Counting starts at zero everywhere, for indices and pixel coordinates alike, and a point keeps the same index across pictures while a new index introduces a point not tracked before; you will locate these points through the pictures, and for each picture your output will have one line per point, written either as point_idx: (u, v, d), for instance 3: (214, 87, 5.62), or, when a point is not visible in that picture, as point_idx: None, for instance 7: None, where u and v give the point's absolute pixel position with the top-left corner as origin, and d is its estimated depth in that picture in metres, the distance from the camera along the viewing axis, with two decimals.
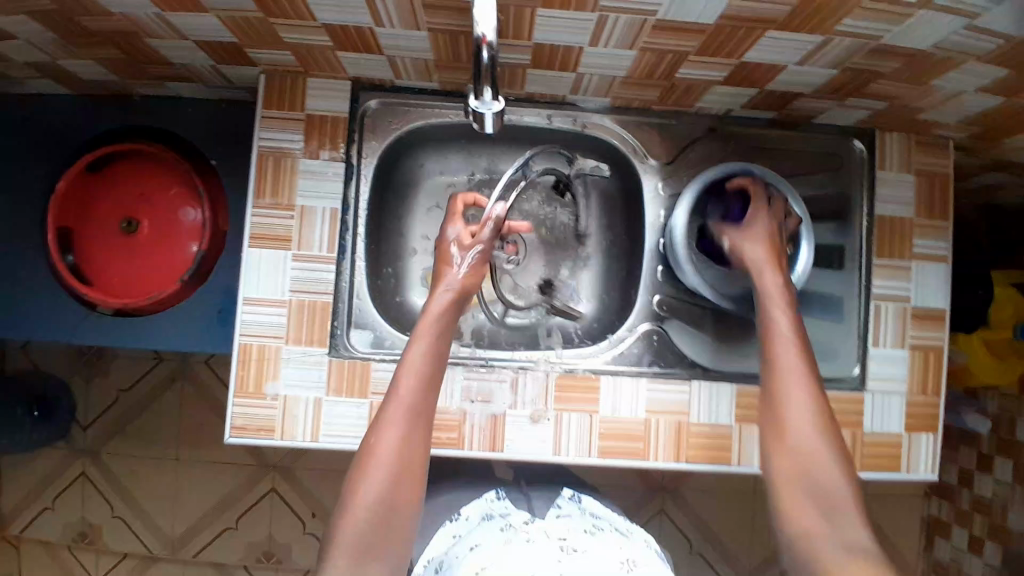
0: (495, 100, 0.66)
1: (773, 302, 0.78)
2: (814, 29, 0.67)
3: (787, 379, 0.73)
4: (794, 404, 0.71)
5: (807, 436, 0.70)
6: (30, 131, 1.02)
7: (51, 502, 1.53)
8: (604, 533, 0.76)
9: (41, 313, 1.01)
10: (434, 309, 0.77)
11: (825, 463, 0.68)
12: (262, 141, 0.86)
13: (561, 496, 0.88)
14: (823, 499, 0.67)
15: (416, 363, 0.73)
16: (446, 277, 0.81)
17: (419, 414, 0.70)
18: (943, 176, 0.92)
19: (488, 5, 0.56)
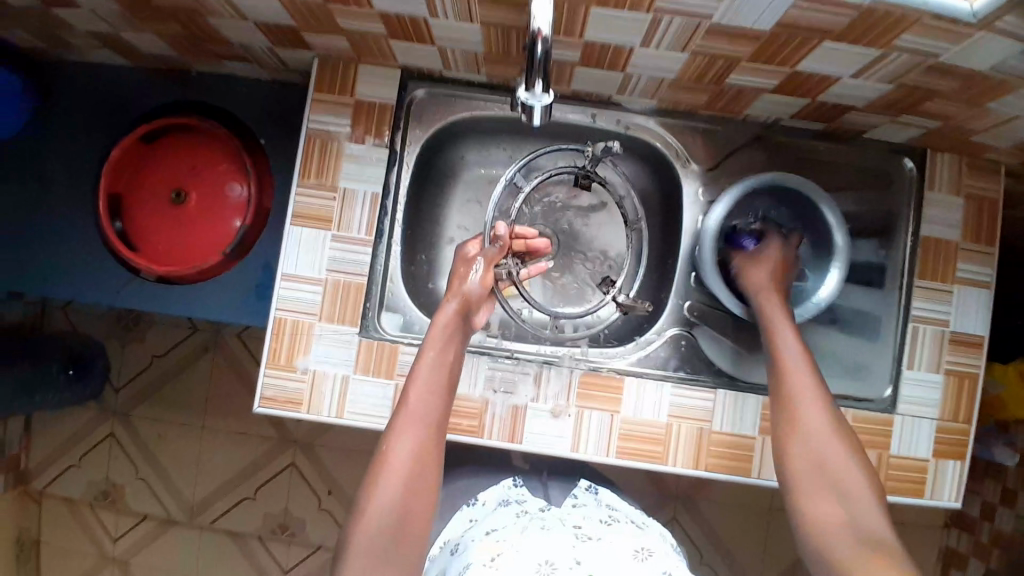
0: (545, 94, 0.66)
1: (778, 322, 0.80)
2: (872, 42, 0.66)
3: (798, 388, 0.75)
4: (807, 416, 0.73)
5: (821, 443, 0.72)
6: (90, 100, 1.06)
7: (80, 459, 1.59)
8: (620, 524, 0.79)
9: (88, 275, 1.05)
10: (441, 319, 0.80)
11: (841, 471, 0.70)
12: (310, 123, 0.88)
13: (577, 486, 0.91)
14: (840, 501, 0.69)
15: (428, 372, 0.76)
16: (455, 288, 0.83)
17: (432, 421, 0.73)
18: (992, 201, 0.90)
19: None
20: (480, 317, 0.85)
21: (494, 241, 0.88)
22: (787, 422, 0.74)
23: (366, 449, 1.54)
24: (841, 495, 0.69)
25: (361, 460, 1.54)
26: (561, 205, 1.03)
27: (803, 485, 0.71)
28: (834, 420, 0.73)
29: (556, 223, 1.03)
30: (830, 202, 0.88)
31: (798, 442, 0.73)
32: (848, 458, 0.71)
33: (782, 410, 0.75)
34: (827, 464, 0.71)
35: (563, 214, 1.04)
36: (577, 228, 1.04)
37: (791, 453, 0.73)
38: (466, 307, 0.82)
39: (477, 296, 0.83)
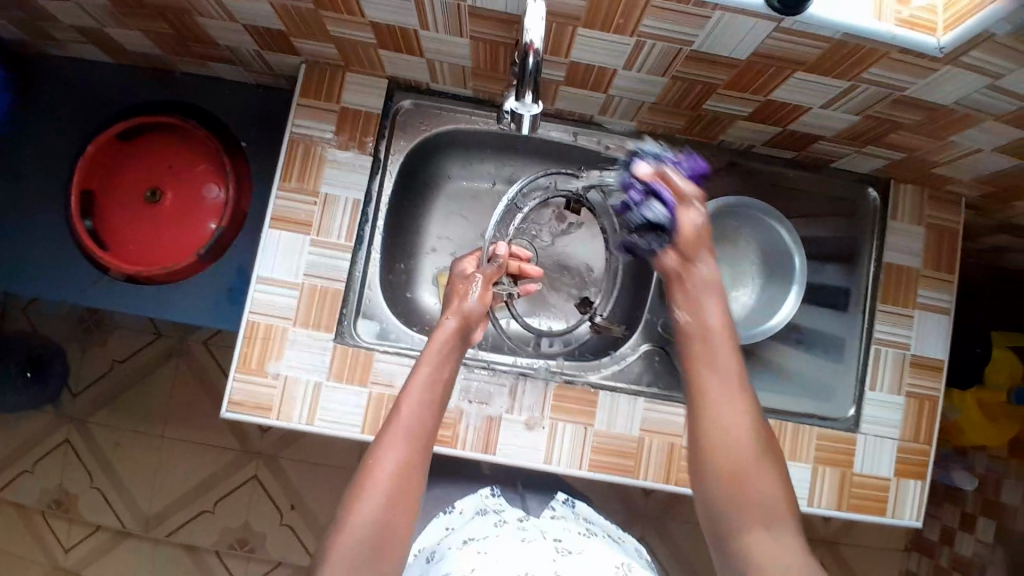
0: (534, 104, 0.68)
1: (709, 290, 0.79)
2: (842, 74, 0.70)
3: (718, 394, 0.72)
4: (727, 425, 0.70)
5: (739, 454, 0.68)
6: (67, 94, 1.04)
7: (31, 466, 1.52)
8: (595, 536, 0.81)
9: (55, 271, 1.02)
10: (439, 335, 0.78)
11: (760, 480, 0.67)
12: (294, 127, 0.88)
13: (555, 499, 0.93)
14: (765, 520, 0.65)
15: (421, 386, 0.74)
16: (455, 304, 0.82)
17: (418, 435, 0.71)
18: (950, 231, 0.94)
19: (538, 14, 0.59)
20: (478, 335, 0.84)
21: (489, 259, 0.89)
22: (708, 432, 0.70)
23: (335, 463, 1.51)
24: (766, 516, 0.65)
25: (330, 473, 1.51)
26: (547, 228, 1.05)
27: (725, 505, 0.67)
28: (757, 433, 0.70)
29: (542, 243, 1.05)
30: (781, 219, 0.93)
31: (719, 458, 0.68)
32: (765, 471, 0.68)
33: (703, 422, 0.71)
34: (751, 478, 0.67)
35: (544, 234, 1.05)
36: (563, 250, 1.05)
37: (712, 467, 0.69)
38: (465, 326, 0.81)
39: (473, 316, 0.82)
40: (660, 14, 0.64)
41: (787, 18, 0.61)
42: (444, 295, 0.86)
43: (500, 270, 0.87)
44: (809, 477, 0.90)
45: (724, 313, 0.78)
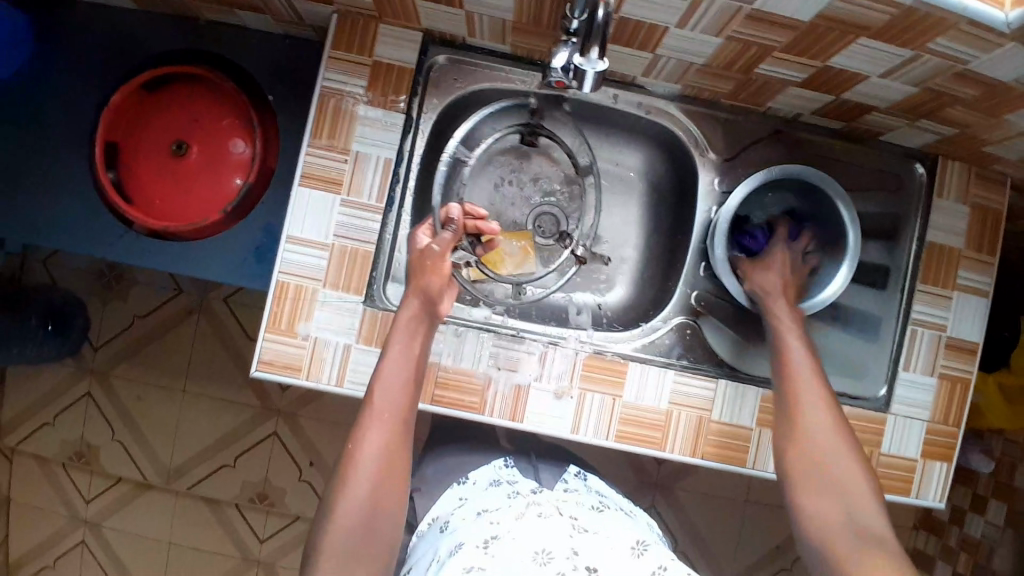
0: (600, 62, 0.65)
1: (787, 329, 0.80)
2: (906, 43, 0.66)
3: (802, 388, 0.74)
4: (811, 419, 0.72)
5: (816, 438, 0.70)
6: (91, 41, 1.01)
7: (53, 417, 1.54)
8: (607, 511, 0.81)
9: (81, 224, 1.01)
10: (403, 315, 0.76)
11: (838, 464, 0.68)
12: (325, 81, 0.85)
13: (567, 470, 0.94)
14: (844, 503, 0.66)
15: (394, 366, 0.72)
16: (421, 285, 0.77)
17: (399, 418, 0.69)
18: (995, 213, 0.91)
19: None
20: (446, 305, 0.78)
21: (444, 224, 0.83)
22: (789, 422, 0.73)
23: (350, 423, 1.53)
24: (842, 496, 0.67)
25: (344, 432, 1.53)
26: (547, 180, 1.02)
27: (802, 486, 0.69)
28: (835, 425, 0.71)
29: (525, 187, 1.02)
30: (840, 191, 0.88)
31: (800, 445, 0.71)
32: (845, 457, 0.69)
33: (786, 412, 0.74)
34: (828, 462, 0.69)
35: (533, 188, 1.02)
36: (565, 203, 1.02)
37: (790, 451, 0.72)
38: (429, 301, 0.76)
39: (437, 286, 0.77)
40: None
41: None
42: (410, 268, 0.79)
43: (456, 235, 0.81)
44: None
45: (807, 347, 0.78)
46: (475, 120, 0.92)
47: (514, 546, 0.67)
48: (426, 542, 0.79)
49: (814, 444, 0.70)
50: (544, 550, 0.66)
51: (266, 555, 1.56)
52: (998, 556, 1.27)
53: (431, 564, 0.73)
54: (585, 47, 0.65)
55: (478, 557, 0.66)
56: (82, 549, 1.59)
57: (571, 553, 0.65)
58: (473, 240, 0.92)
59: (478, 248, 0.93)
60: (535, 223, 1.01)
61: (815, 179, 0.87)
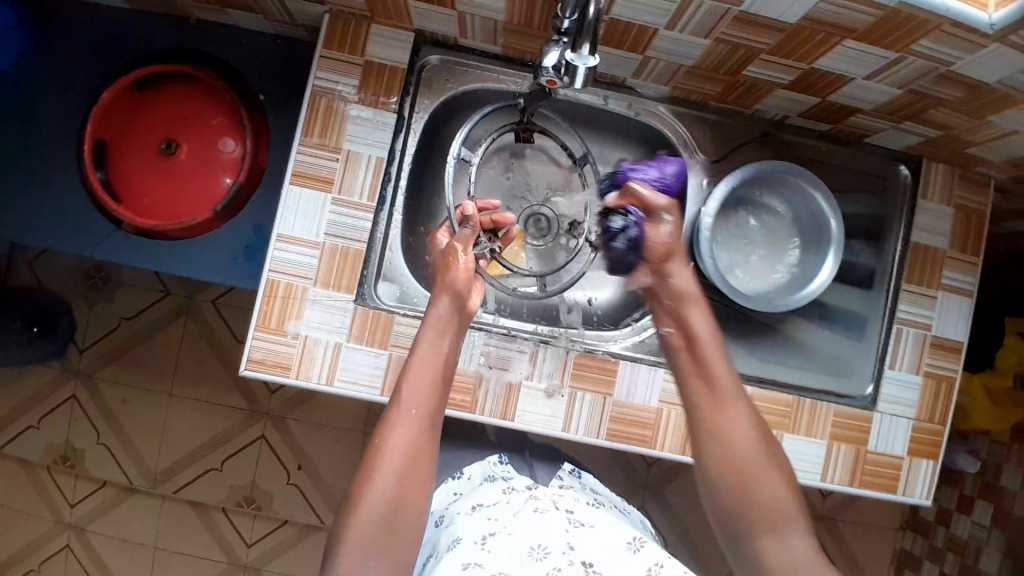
0: (591, 58, 0.66)
1: (691, 302, 0.82)
2: (890, 45, 0.68)
3: (721, 410, 0.74)
4: (730, 442, 0.71)
5: (744, 455, 0.70)
6: (78, 38, 1.00)
7: (36, 421, 1.52)
8: (601, 507, 0.82)
9: (68, 223, 1.00)
10: (434, 314, 0.77)
11: (767, 486, 0.68)
12: (316, 80, 0.85)
13: (562, 469, 0.95)
14: (774, 528, 0.66)
15: (423, 361, 0.73)
16: (450, 277, 0.80)
17: (429, 411, 0.70)
18: (978, 214, 0.93)
19: None
20: (477, 300, 0.80)
21: (462, 223, 0.87)
22: (713, 448, 0.72)
23: (342, 425, 1.52)
24: (776, 522, 0.66)
25: (334, 435, 1.53)
26: (540, 185, 1.02)
27: (740, 517, 0.68)
28: (757, 438, 0.72)
29: (515, 188, 1.01)
30: (818, 183, 0.90)
31: (725, 471, 0.70)
32: (772, 475, 0.69)
33: (708, 438, 0.73)
34: (754, 484, 0.69)
35: (525, 188, 1.02)
36: (555, 206, 1.02)
37: (713, 469, 0.71)
38: (459, 303, 0.78)
39: (463, 283, 0.79)
40: None
41: None
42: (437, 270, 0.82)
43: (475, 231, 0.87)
44: (823, 452, 0.90)
45: (710, 321, 0.81)
46: (470, 125, 0.93)
47: (511, 541, 0.67)
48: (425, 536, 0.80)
49: (738, 461, 0.70)
50: (541, 545, 0.67)
51: (253, 560, 1.54)
52: (986, 556, 1.28)
53: (430, 557, 0.73)
54: (576, 42, 0.65)
55: (475, 552, 0.66)
56: (67, 554, 1.56)
57: (567, 548, 0.66)
58: (490, 235, 0.94)
59: (496, 242, 0.95)
60: (525, 224, 1.02)
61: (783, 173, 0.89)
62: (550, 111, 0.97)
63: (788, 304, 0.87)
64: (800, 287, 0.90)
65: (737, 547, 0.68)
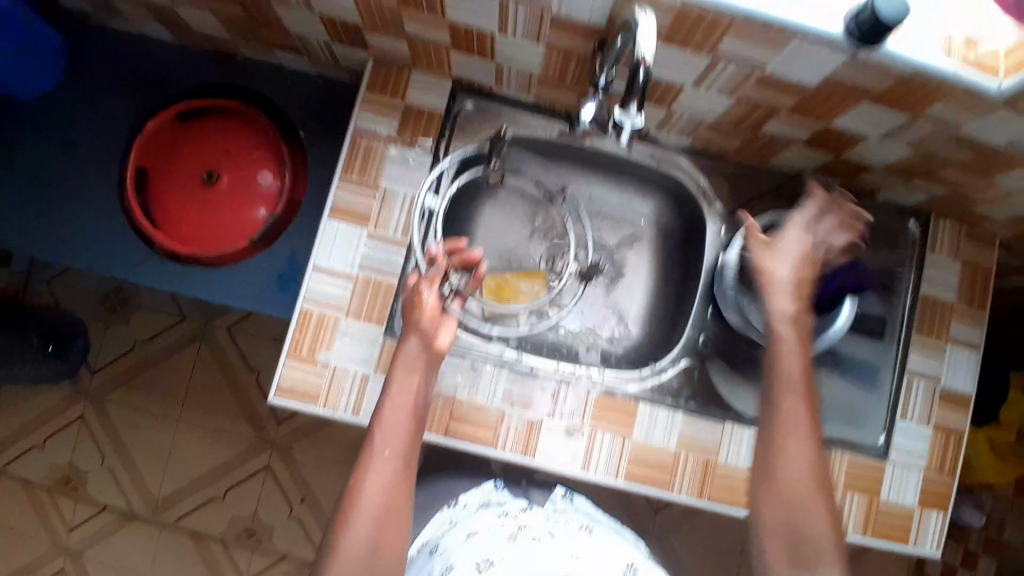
0: (638, 117, 0.67)
1: (786, 345, 0.74)
2: (903, 108, 0.73)
3: (784, 446, 0.70)
4: (787, 479, 0.68)
5: (793, 488, 0.68)
6: (131, 72, 1.06)
7: (41, 441, 1.52)
8: (600, 533, 0.83)
9: (103, 246, 1.03)
10: (407, 352, 0.78)
11: (810, 524, 0.67)
12: (358, 121, 0.90)
13: (556, 492, 0.96)
14: (804, 567, 0.65)
15: (398, 402, 0.74)
16: (418, 322, 0.79)
17: (403, 452, 0.71)
18: (984, 269, 0.97)
19: (650, 29, 0.60)
20: (445, 336, 0.79)
21: (430, 264, 0.84)
22: (765, 482, 0.69)
23: (348, 458, 1.52)
24: (811, 565, 0.65)
25: (339, 469, 1.52)
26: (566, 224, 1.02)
27: (773, 550, 0.67)
28: (814, 473, 0.68)
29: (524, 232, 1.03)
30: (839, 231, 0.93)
31: (771, 506, 0.68)
32: (820, 513, 0.67)
33: (765, 470, 0.70)
34: (799, 521, 0.67)
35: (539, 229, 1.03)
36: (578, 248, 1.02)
37: (761, 498, 0.69)
38: (427, 345, 0.78)
39: (429, 320, 0.79)
40: (740, 36, 0.66)
41: (862, 50, 0.64)
42: (404, 309, 0.82)
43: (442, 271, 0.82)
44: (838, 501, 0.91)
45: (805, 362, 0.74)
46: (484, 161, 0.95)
47: None
48: (416, 564, 0.79)
49: (790, 495, 0.68)
50: None
51: None
52: None
53: None
54: (624, 101, 0.66)
55: None
56: None
57: None
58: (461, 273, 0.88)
59: (465, 280, 0.89)
60: (547, 263, 1.03)
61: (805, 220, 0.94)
62: (567, 158, 1.01)
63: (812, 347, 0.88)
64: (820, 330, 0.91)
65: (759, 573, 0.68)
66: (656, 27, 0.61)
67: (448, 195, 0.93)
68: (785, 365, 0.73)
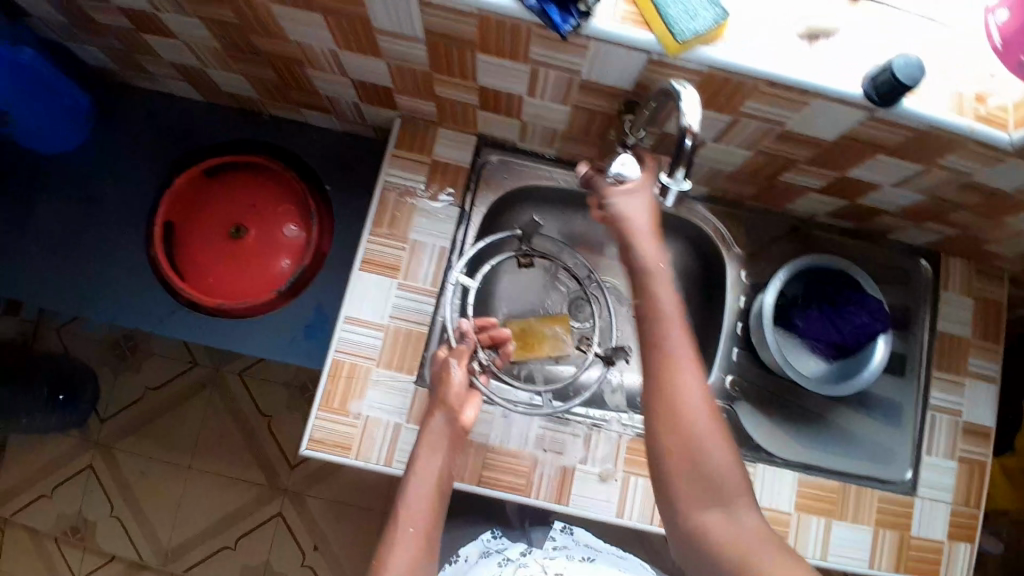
0: (684, 181, 0.68)
1: (655, 280, 0.70)
2: (918, 159, 0.76)
3: (673, 370, 0.65)
4: (680, 405, 0.63)
5: (690, 423, 0.63)
6: (157, 129, 1.09)
7: (49, 490, 1.49)
8: (593, 561, 0.91)
9: (128, 298, 1.04)
10: (433, 428, 0.79)
11: (714, 461, 0.62)
12: (387, 176, 0.92)
13: (553, 529, 1.00)
14: (720, 503, 0.62)
15: (418, 479, 0.75)
16: (450, 404, 0.80)
17: (427, 529, 0.72)
18: (996, 304, 0.99)
19: (694, 100, 0.63)
20: (470, 412, 0.80)
21: (460, 338, 0.87)
22: (660, 416, 0.64)
23: (363, 502, 1.51)
24: (719, 498, 0.62)
25: (352, 515, 1.50)
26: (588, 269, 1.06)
27: (682, 485, 0.63)
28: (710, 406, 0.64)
29: (544, 299, 1.06)
30: (863, 272, 0.93)
31: (674, 438, 0.63)
32: (722, 448, 0.63)
33: (654, 402, 0.65)
34: (706, 461, 0.63)
35: (558, 287, 1.06)
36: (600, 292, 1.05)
37: (664, 438, 0.63)
38: (458, 431, 0.80)
39: (455, 395, 0.80)
40: (762, 97, 0.70)
41: (881, 109, 0.67)
42: (432, 383, 0.83)
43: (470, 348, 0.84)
44: (869, 539, 0.92)
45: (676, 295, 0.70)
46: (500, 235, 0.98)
47: None
48: None
49: (691, 431, 0.63)
50: None
51: None
52: None
53: None
54: (671, 168, 0.68)
55: None
56: None
57: None
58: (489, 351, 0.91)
59: (494, 359, 0.92)
60: (571, 307, 1.05)
61: (836, 267, 0.94)
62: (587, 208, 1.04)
63: (852, 390, 0.89)
64: (858, 367, 0.92)
65: (676, 518, 0.63)
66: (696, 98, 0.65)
67: (481, 275, 0.92)
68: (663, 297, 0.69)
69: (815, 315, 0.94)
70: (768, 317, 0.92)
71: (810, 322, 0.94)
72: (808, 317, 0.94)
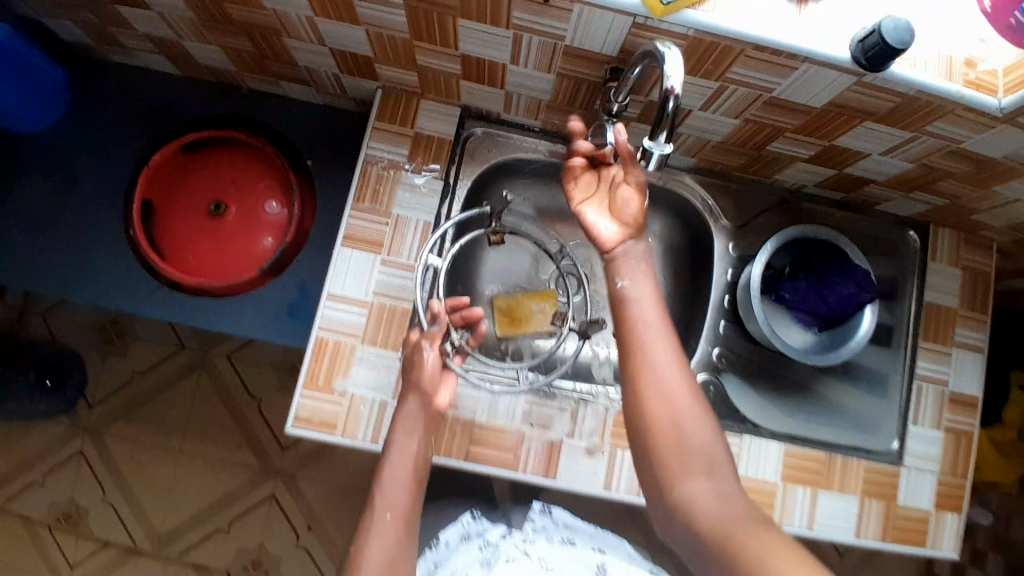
0: (666, 145, 0.69)
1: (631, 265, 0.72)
2: (906, 126, 0.75)
3: (649, 349, 0.66)
4: (655, 382, 0.65)
5: (670, 399, 0.64)
6: (133, 105, 1.06)
7: (39, 477, 1.48)
8: (575, 545, 0.92)
9: (108, 280, 1.02)
10: (406, 413, 0.80)
11: (695, 433, 0.63)
12: (369, 150, 0.90)
13: (533, 508, 0.99)
14: (705, 469, 0.61)
15: (397, 463, 0.78)
16: (424, 393, 0.80)
17: (402, 512, 0.76)
18: (984, 275, 0.99)
19: (678, 61, 0.62)
20: (444, 394, 0.81)
21: (432, 321, 0.84)
22: (636, 395, 0.65)
23: (355, 483, 1.50)
24: (706, 466, 0.61)
25: (344, 496, 1.50)
26: (575, 247, 1.05)
27: (665, 462, 0.62)
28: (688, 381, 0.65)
29: (529, 275, 1.04)
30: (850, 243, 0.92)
31: (651, 414, 0.64)
32: (702, 420, 0.64)
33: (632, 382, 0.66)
34: (688, 430, 0.63)
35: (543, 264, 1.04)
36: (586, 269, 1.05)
37: (644, 416, 0.64)
38: (435, 413, 0.81)
39: (428, 378, 0.80)
40: (749, 62, 0.68)
41: (869, 73, 0.66)
42: (405, 363, 0.83)
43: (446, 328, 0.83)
44: (855, 509, 0.92)
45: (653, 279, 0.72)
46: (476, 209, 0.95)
47: None
48: None
49: (670, 404, 0.64)
50: None
51: None
52: None
53: None
54: (653, 131, 0.68)
55: None
56: None
57: None
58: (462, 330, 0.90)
59: (467, 338, 0.90)
60: (558, 283, 1.03)
61: (825, 236, 0.92)
62: None
63: (836, 361, 0.89)
64: (844, 340, 0.92)
65: (664, 495, 0.62)
66: (680, 62, 0.63)
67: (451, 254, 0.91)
68: (640, 278, 0.71)
69: (803, 286, 0.93)
70: (755, 288, 0.91)
71: (796, 294, 0.94)
72: (796, 289, 0.94)
